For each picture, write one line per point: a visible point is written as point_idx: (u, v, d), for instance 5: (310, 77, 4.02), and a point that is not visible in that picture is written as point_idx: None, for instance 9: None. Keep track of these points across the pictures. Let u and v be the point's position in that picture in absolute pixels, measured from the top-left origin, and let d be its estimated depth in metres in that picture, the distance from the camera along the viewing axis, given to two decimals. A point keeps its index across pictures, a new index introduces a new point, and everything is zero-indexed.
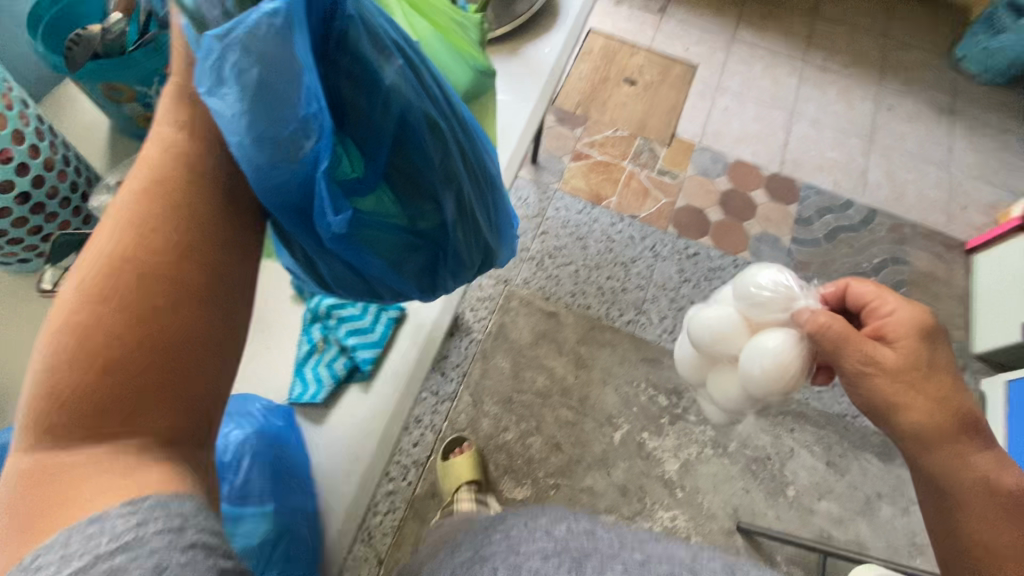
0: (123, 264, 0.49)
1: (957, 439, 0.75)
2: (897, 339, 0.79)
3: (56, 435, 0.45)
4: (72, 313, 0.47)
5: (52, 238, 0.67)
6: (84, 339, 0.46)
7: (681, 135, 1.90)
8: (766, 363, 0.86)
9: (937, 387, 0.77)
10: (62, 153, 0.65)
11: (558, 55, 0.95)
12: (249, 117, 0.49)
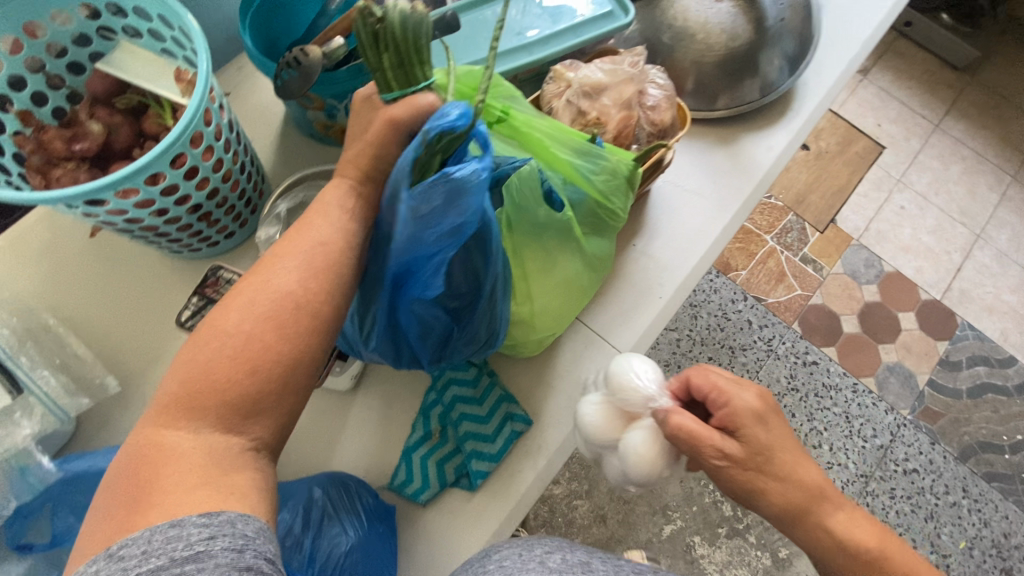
0: (284, 276, 0.43)
1: (817, 505, 0.54)
2: (734, 428, 0.53)
3: (177, 405, 0.38)
4: (226, 310, 0.41)
5: (210, 240, 0.63)
6: (229, 337, 0.40)
7: (841, 223, 1.67)
8: (642, 457, 0.59)
9: (801, 484, 0.53)
10: (241, 160, 0.60)
11: (778, 159, 0.80)
12: (422, 219, 0.44)
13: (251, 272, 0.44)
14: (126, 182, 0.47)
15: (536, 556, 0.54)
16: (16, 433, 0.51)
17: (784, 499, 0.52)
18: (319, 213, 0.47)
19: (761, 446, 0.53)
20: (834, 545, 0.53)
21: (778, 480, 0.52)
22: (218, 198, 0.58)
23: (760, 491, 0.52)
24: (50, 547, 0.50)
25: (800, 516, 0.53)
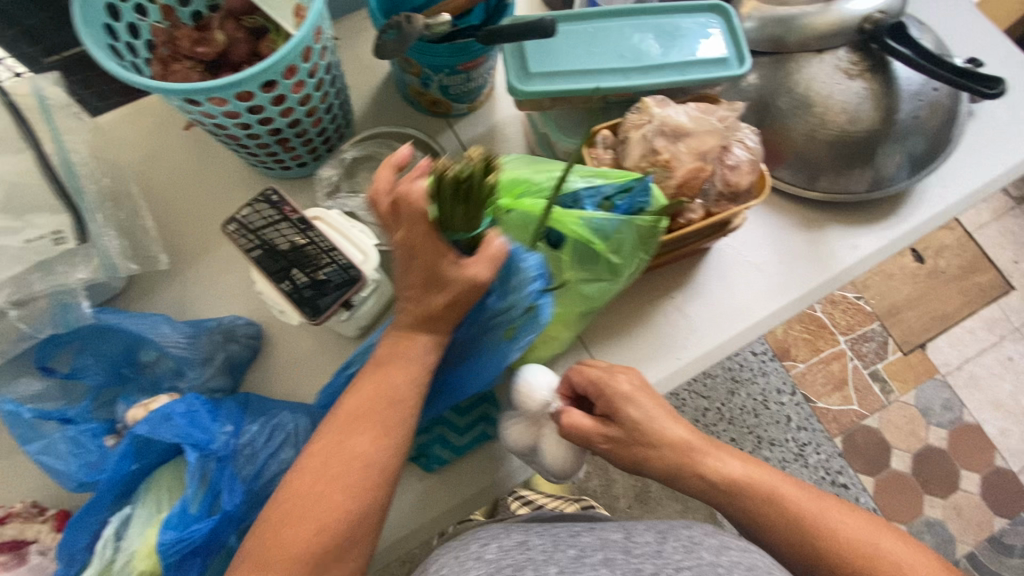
0: (362, 429, 0.47)
1: (692, 450, 0.55)
2: (615, 412, 0.55)
3: (264, 559, 0.43)
4: (310, 457, 0.46)
5: (283, 164, 0.69)
6: (315, 489, 0.45)
7: (929, 352, 1.50)
8: (556, 460, 0.60)
9: (672, 448, 0.55)
10: (329, 100, 0.64)
11: (860, 262, 0.74)
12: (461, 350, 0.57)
13: (333, 419, 0.48)
14: (219, 91, 0.52)
15: (472, 553, 0.53)
16: (69, 278, 0.57)
17: (669, 462, 0.55)
18: (394, 367, 0.49)
19: (635, 423, 0.55)
20: (711, 488, 0.55)
21: (654, 448, 0.55)
22: (298, 128, 0.63)
23: (646, 460, 0.55)
24: (65, 377, 0.59)
25: (681, 471, 0.55)
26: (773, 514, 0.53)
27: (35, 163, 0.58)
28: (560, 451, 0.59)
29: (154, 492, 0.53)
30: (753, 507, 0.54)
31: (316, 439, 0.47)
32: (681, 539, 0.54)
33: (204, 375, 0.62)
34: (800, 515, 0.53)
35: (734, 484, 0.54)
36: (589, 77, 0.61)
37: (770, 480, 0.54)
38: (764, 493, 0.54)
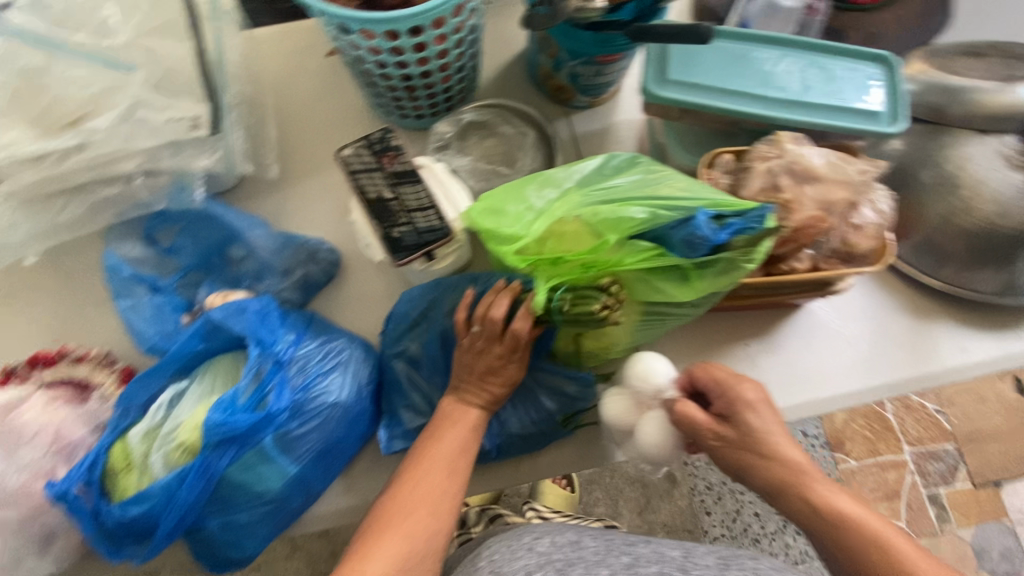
0: (433, 480, 0.51)
1: (799, 468, 0.52)
2: (732, 412, 0.53)
3: None
4: (392, 497, 0.51)
5: (402, 110, 0.71)
6: (397, 522, 0.50)
7: (1003, 494, 1.34)
8: (652, 442, 0.55)
9: (785, 462, 0.52)
10: (463, 61, 0.66)
11: (966, 368, 0.66)
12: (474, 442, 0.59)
13: (405, 476, 0.52)
14: (372, 24, 0.54)
15: (524, 544, 0.56)
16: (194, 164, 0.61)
17: (776, 476, 0.52)
18: (441, 441, 0.53)
19: (752, 429, 0.53)
20: (816, 519, 0.51)
21: (767, 458, 0.52)
22: (428, 80, 0.65)
23: (752, 467, 0.53)
24: (166, 252, 0.65)
25: (787, 485, 0.52)
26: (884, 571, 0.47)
27: (192, 53, 0.62)
28: (657, 428, 0.55)
29: (211, 375, 0.56)
30: (857, 554, 0.49)
31: (396, 482, 0.52)
32: (743, 566, 0.50)
33: (281, 284, 0.65)
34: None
35: (840, 521, 0.50)
36: (727, 96, 0.59)
37: (891, 535, 0.48)
38: (877, 539, 0.48)
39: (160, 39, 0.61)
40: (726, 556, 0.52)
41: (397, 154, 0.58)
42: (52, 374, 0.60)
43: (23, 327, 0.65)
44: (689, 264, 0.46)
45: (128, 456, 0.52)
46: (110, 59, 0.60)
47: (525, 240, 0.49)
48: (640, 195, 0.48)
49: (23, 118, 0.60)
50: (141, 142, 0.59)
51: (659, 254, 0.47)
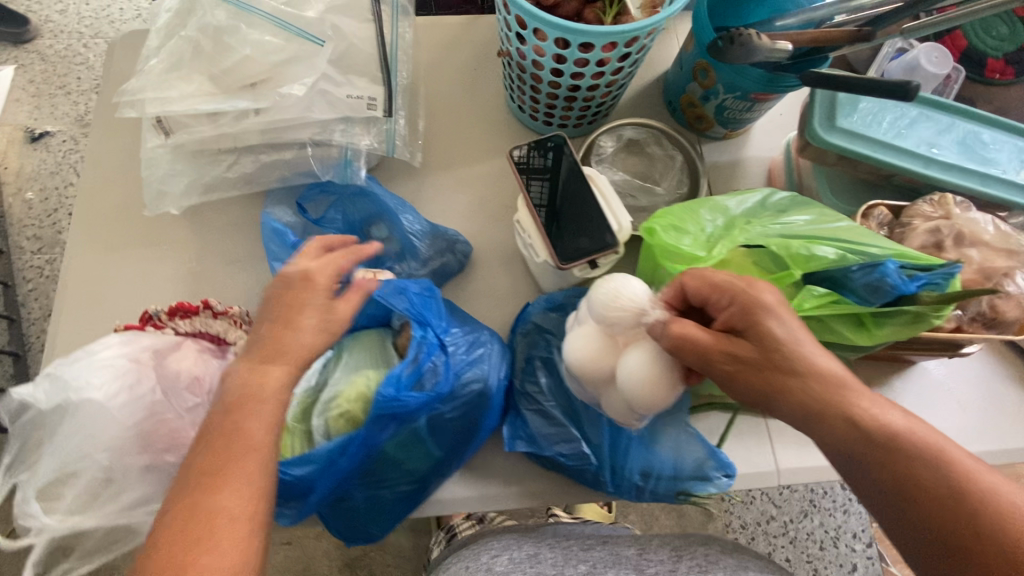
0: (248, 408, 0.42)
1: (842, 385, 0.41)
2: (741, 323, 0.45)
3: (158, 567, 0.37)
4: (227, 420, 0.42)
5: (550, 116, 0.74)
6: (216, 477, 0.39)
7: None
8: (641, 382, 0.49)
9: (825, 376, 0.42)
10: (625, 80, 0.69)
11: None
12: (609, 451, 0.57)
13: (215, 433, 0.41)
14: (573, 33, 0.57)
15: (483, 563, 0.56)
16: (357, 140, 0.63)
17: (819, 411, 0.41)
18: (257, 404, 0.42)
19: (764, 335, 0.43)
20: (864, 447, 0.39)
21: (796, 379, 0.42)
22: (591, 92, 0.68)
23: (778, 383, 0.42)
24: (314, 221, 0.65)
25: (831, 416, 0.41)
26: (955, 523, 0.36)
27: (372, 34, 0.64)
28: (648, 364, 0.49)
29: (359, 351, 0.57)
30: (925, 500, 0.37)
31: (198, 448, 0.41)
32: (694, 562, 0.53)
33: (417, 268, 0.67)
34: (1007, 527, 0.35)
35: (909, 445, 0.39)
36: (889, 150, 0.60)
37: (971, 467, 0.38)
38: (957, 473, 0.37)
39: (345, 18, 0.63)
40: (677, 548, 0.56)
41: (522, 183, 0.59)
42: (191, 327, 0.62)
43: (168, 274, 0.68)
44: (870, 309, 0.47)
45: None
46: (297, 28, 0.61)
47: (708, 262, 0.51)
48: (825, 236, 0.50)
49: (204, 73, 0.61)
50: (318, 113, 0.61)
51: (838, 298, 0.49)
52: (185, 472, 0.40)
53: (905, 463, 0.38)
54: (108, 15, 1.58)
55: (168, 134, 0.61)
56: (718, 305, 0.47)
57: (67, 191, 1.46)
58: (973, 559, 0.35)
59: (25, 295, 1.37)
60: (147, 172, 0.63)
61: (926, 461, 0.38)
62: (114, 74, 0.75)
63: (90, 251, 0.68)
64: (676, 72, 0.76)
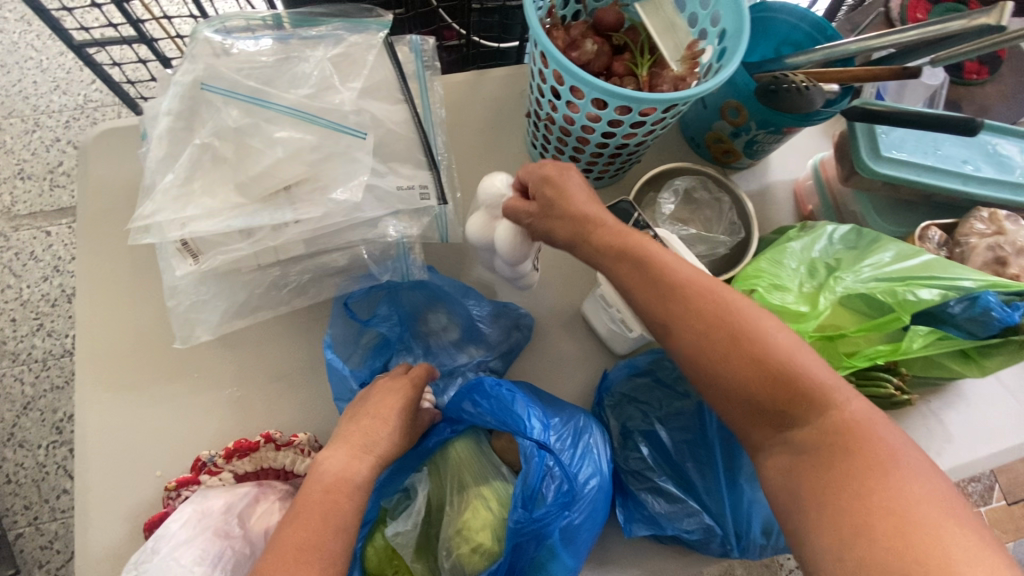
0: (301, 542, 0.40)
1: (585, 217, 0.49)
2: (539, 188, 0.52)
3: None
4: (290, 523, 0.41)
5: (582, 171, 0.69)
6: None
7: None
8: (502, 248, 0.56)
9: (613, 235, 0.48)
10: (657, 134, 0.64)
11: None
12: (728, 516, 0.55)
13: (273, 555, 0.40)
14: (632, 100, 0.53)
15: None
16: (409, 232, 0.58)
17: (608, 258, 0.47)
18: (319, 510, 0.42)
19: (565, 208, 0.50)
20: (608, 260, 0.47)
21: (566, 218, 0.50)
22: (632, 147, 0.64)
23: (583, 238, 0.49)
24: (365, 323, 0.59)
25: (615, 260, 0.47)
26: (701, 324, 0.42)
27: (407, 115, 0.60)
28: (508, 230, 0.56)
29: (459, 467, 0.52)
30: (678, 308, 0.43)
31: None
32: None
33: (486, 352, 0.62)
34: (736, 321, 0.42)
35: (664, 271, 0.44)
36: (931, 172, 0.63)
37: (706, 282, 0.44)
38: (691, 279, 0.44)
39: (376, 101, 0.59)
40: None
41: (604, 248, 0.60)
42: (252, 465, 0.54)
43: (200, 411, 0.58)
44: (979, 343, 0.49)
45: (396, 559, 0.50)
46: (328, 120, 0.56)
47: (811, 317, 0.51)
48: (917, 276, 0.51)
49: (229, 182, 0.54)
50: (370, 211, 0.56)
51: (944, 336, 0.50)
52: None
53: (670, 285, 0.44)
54: (19, 89, 1.34)
55: (196, 256, 0.54)
56: (532, 184, 0.54)
57: (3, 295, 1.23)
58: (715, 349, 0.41)
59: None
60: (172, 302, 0.56)
61: (679, 280, 0.44)
62: (91, 182, 0.64)
63: (103, 399, 0.58)
64: (695, 108, 0.73)
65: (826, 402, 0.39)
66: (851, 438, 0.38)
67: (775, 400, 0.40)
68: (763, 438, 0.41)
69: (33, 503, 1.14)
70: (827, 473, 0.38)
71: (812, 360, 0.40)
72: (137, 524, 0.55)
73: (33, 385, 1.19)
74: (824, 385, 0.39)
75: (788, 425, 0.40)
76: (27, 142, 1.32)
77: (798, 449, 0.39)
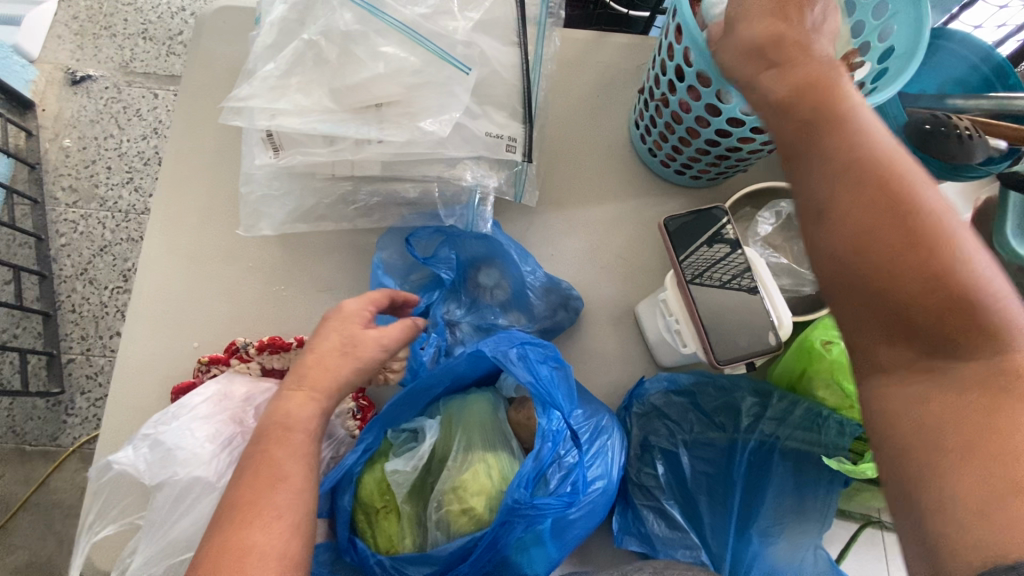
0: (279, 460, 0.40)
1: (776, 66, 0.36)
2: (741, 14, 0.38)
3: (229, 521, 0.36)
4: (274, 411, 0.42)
5: (676, 167, 0.64)
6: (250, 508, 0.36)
7: None
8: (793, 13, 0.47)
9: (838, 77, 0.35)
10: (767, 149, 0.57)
11: None
12: (726, 562, 0.51)
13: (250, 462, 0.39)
14: None
15: None
16: (486, 181, 0.57)
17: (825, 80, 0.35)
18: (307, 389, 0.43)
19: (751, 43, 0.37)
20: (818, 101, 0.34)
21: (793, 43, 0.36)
22: (741, 155, 0.58)
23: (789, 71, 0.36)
24: (424, 259, 0.57)
25: (799, 122, 0.35)
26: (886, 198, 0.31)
27: (516, 60, 0.56)
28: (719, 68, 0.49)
29: (471, 427, 0.51)
30: (860, 177, 0.32)
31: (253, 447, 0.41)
32: None
33: (525, 324, 0.60)
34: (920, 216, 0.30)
35: (868, 128, 0.33)
36: None
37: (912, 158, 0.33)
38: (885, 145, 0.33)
39: (489, 38, 0.56)
40: None
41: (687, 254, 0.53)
42: (280, 363, 0.56)
43: (246, 301, 0.59)
44: None
45: (387, 494, 0.49)
46: (435, 45, 0.53)
47: None
48: None
49: (325, 84, 0.53)
50: (452, 150, 0.55)
51: None
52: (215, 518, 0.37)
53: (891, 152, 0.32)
54: None
55: (277, 150, 0.54)
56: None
57: (105, 142, 1.31)
58: (895, 237, 0.30)
59: (59, 250, 1.26)
60: (246, 189, 0.57)
61: (864, 155, 0.32)
62: (201, 53, 0.65)
63: (162, 262, 0.60)
64: None
65: (985, 315, 0.29)
66: (1018, 375, 0.28)
67: (942, 324, 0.29)
68: (891, 360, 0.31)
69: (88, 336, 1.24)
70: (980, 412, 0.28)
71: (983, 265, 0.30)
72: (165, 385, 0.58)
73: (112, 231, 1.28)
74: (987, 305, 0.29)
75: (941, 350, 0.30)
76: (156, 5, 1.37)
77: (934, 388, 0.29)
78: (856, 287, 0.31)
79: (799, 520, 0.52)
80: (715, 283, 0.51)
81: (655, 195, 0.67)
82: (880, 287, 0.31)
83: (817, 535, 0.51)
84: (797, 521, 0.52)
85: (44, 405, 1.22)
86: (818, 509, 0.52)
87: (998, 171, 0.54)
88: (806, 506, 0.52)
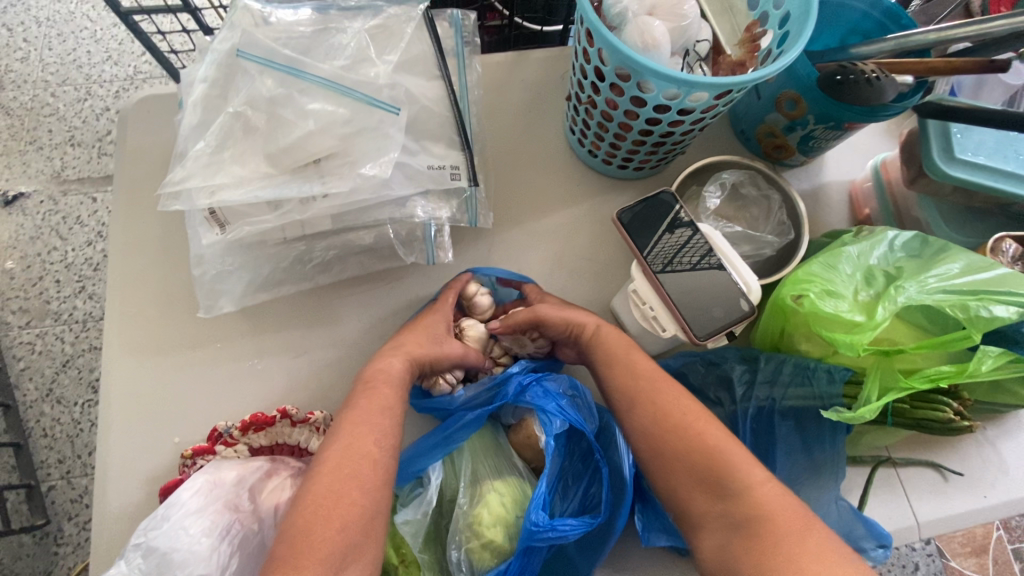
0: (349, 438, 0.45)
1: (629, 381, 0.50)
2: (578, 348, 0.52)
3: (323, 481, 0.43)
4: (352, 407, 0.47)
5: (616, 157, 0.64)
6: (329, 508, 0.41)
7: None
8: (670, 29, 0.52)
9: (699, 419, 0.46)
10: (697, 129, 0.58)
11: None
12: None
13: (336, 435, 0.46)
14: (675, 84, 0.48)
15: None
16: (438, 213, 0.58)
17: (672, 411, 0.47)
18: (384, 388, 0.49)
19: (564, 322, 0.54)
20: (664, 429, 0.46)
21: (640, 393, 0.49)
22: (674, 138, 0.59)
23: (626, 390, 0.50)
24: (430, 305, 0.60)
25: (615, 380, 0.51)
26: (707, 456, 0.44)
27: (443, 92, 0.59)
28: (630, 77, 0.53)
29: (476, 457, 0.51)
30: (671, 450, 0.46)
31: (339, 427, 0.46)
32: None
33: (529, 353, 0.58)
34: (730, 470, 0.43)
35: (661, 405, 0.47)
36: (1007, 179, 0.57)
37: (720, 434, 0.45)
38: (649, 405, 0.48)
39: (411, 77, 0.58)
40: None
41: (645, 247, 0.53)
42: (267, 439, 0.53)
43: (220, 383, 0.57)
44: None
45: (403, 547, 0.48)
46: (361, 93, 0.54)
47: (868, 328, 0.47)
48: (979, 291, 0.48)
49: (257, 151, 0.53)
50: (397, 189, 0.56)
51: (1011, 355, 0.46)
52: (312, 475, 0.44)
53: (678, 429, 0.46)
54: (74, 58, 1.37)
55: (223, 226, 0.54)
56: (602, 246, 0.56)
57: (50, 255, 1.28)
58: (712, 483, 0.43)
59: (19, 377, 1.21)
60: (198, 271, 0.57)
61: (634, 412, 0.48)
62: (129, 147, 0.64)
63: (126, 364, 0.58)
64: (749, 98, 0.67)
65: (789, 511, 0.41)
66: (798, 523, 0.40)
67: (720, 524, 0.42)
68: (701, 517, 0.43)
69: (66, 458, 1.18)
70: (778, 549, 0.39)
71: (768, 484, 0.42)
72: (153, 489, 0.55)
73: (73, 344, 1.24)
74: (744, 496, 0.42)
75: (729, 537, 0.41)
76: (79, 110, 1.35)
77: (742, 544, 0.40)
78: (721, 484, 0.43)
79: (813, 472, 0.52)
80: (684, 266, 0.52)
81: (606, 192, 0.69)
82: (698, 514, 0.43)
83: (832, 483, 0.52)
84: (811, 474, 0.52)
85: (31, 541, 1.15)
86: (834, 457, 0.52)
87: (912, 104, 0.56)
88: (819, 458, 0.52)
